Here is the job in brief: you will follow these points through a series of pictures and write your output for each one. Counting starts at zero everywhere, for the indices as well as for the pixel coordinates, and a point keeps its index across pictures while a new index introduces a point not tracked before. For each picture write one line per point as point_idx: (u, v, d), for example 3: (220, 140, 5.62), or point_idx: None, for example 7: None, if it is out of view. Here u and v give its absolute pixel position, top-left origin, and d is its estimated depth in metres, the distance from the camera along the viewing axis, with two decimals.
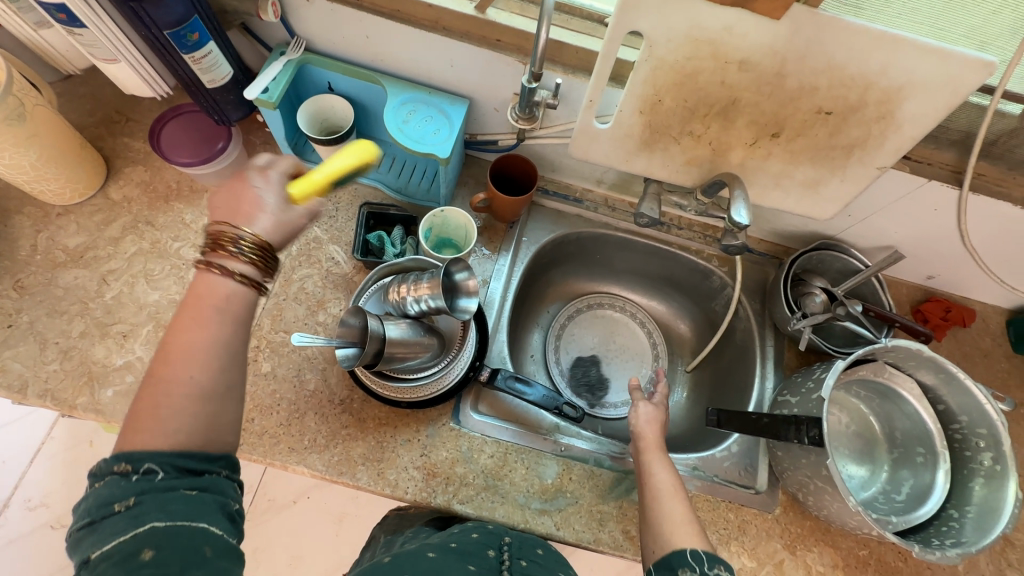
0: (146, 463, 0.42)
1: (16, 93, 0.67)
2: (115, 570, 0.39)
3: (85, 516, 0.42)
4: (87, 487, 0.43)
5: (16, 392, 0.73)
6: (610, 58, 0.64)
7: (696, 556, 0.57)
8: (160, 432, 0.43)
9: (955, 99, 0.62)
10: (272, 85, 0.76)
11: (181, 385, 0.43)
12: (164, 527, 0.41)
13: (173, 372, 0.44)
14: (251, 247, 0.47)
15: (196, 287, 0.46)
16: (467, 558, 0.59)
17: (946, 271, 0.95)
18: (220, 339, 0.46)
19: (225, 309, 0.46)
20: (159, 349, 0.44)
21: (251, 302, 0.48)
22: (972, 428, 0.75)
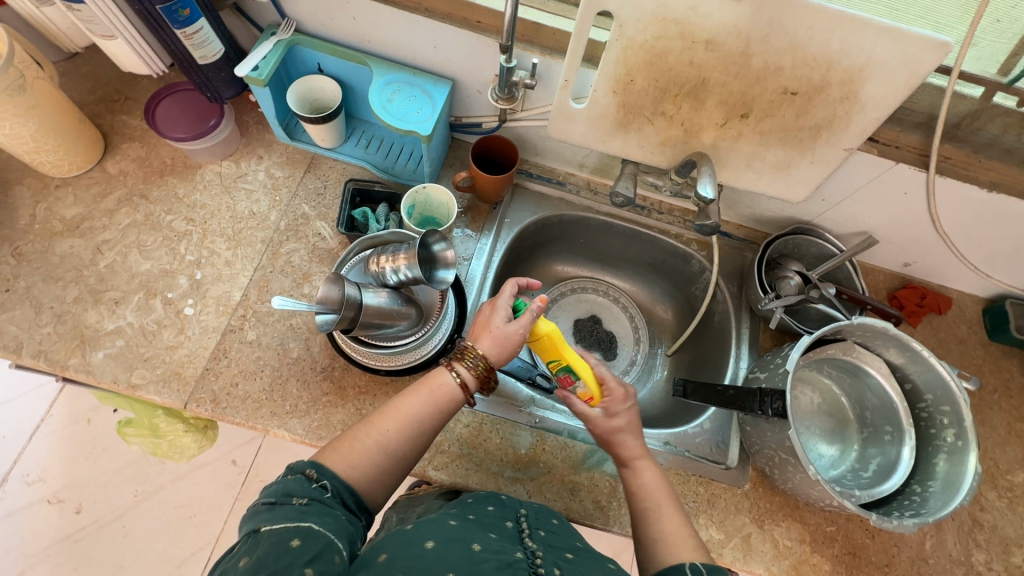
0: (325, 479, 0.56)
1: (18, 65, 0.71)
2: (272, 547, 0.48)
3: (268, 498, 0.53)
4: (273, 486, 0.56)
5: (11, 351, 0.76)
6: (582, 37, 0.67)
7: (693, 569, 0.56)
8: (350, 459, 0.60)
9: (915, 79, 0.63)
10: (261, 63, 0.79)
11: (380, 435, 0.62)
12: (317, 527, 0.50)
13: (381, 423, 0.63)
14: (479, 364, 0.67)
15: (433, 374, 0.67)
16: (487, 528, 0.57)
17: (922, 258, 0.96)
18: (427, 420, 0.64)
19: (440, 396, 0.66)
20: (387, 405, 0.65)
21: (457, 397, 0.67)
22: (937, 406, 0.76)
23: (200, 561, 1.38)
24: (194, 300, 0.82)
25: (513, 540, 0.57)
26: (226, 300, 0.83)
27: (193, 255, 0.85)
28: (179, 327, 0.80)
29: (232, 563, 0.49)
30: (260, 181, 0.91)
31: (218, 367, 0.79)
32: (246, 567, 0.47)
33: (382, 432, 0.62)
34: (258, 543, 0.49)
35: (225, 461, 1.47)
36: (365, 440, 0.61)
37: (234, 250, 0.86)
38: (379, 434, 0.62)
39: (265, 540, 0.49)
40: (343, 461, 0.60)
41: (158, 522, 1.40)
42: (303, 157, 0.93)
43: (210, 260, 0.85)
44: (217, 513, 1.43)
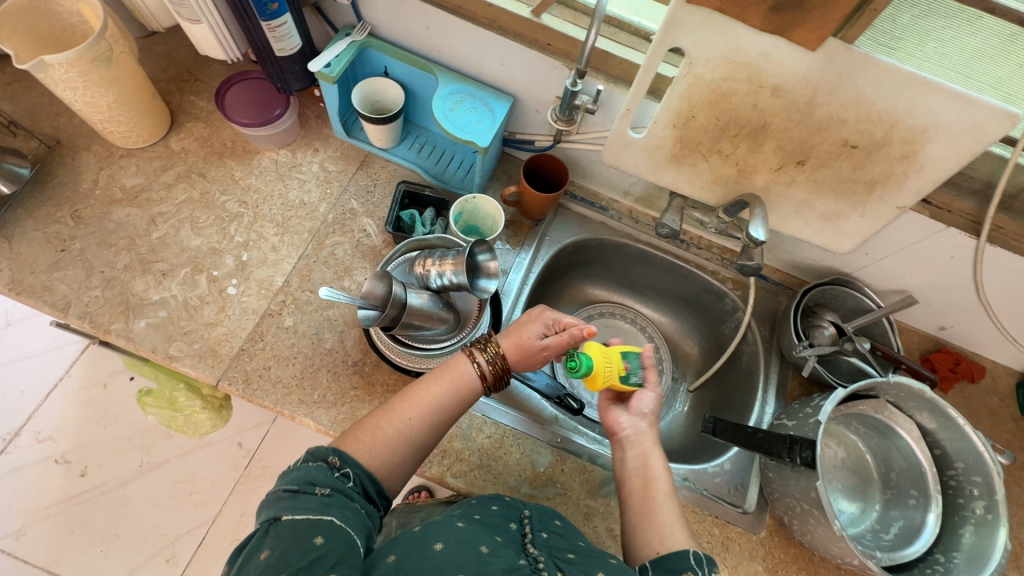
0: (347, 467, 0.57)
1: (108, 39, 0.74)
2: (294, 542, 0.48)
3: (290, 485, 0.53)
4: (294, 468, 0.56)
5: (59, 310, 0.78)
6: (650, 70, 0.68)
7: (697, 557, 0.56)
8: (373, 443, 0.61)
9: (978, 146, 0.64)
10: (334, 61, 0.82)
11: (401, 421, 0.63)
12: (338, 523, 0.50)
13: (402, 408, 0.64)
14: (498, 359, 0.69)
15: (454, 362, 0.69)
16: (492, 530, 0.57)
17: (959, 323, 0.95)
18: (448, 407, 0.66)
19: (460, 382, 0.67)
20: (407, 388, 0.67)
21: (477, 389, 0.68)
22: (967, 475, 0.75)
23: (194, 540, 1.38)
24: (238, 281, 0.84)
25: (517, 546, 0.57)
26: (268, 284, 0.84)
27: (242, 237, 0.87)
28: (220, 305, 0.82)
29: (255, 549, 0.49)
30: (314, 173, 0.93)
31: (253, 349, 0.80)
32: (269, 559, 0.47)
33: (402, 416, 0.63)
34: (281, 533, 0.49)
35: (231, 442, 1.48)
36: (386, 428, 0.62)
37: (282, 237, 0.88)
38: (400, 421, 0.63)
39: (289, 532, 0.49)
40: (365, 449, 0.60)
41: (158, 495, 1.41)
42: (357, 154, 0.96)
43: (257, 244, 0.87)
44: (217, 494, 1.43)
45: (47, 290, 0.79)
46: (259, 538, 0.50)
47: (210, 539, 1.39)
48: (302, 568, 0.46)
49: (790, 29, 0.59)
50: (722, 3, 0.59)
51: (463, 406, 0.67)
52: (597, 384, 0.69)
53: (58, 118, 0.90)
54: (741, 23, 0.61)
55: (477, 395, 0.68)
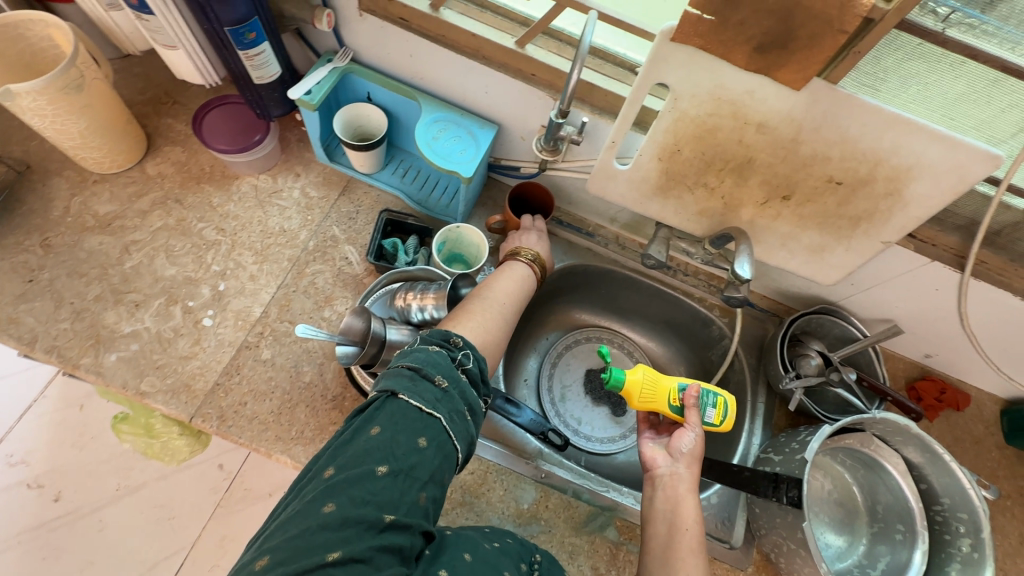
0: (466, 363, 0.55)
1: (80, 66, 0.71)
2: (403, 434, 0.48)
3: (415, 364, 0.52)
4: (416, 346, 0.55)
5: (25, 343, 0.75)
6: (636, 105, 0.68)
7: None
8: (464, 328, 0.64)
9: (962, 185, 0.63)
10: (315, 88, 0.80)
11: (480, 310, 0.67)
12: (444, 427, 0.50)
13: (478, 301, 0.68)
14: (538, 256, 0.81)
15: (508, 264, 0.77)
16: (513, 560, 0.58)
17: (944, 352, 0.95)
18: (517, 296, 0.73)
19: (518, 274, 0.76)
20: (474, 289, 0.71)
21: (531, 280, 0.78)
22: (954, 512, 0.74)
23: (172, 566, 1.34)
24: (214, 311, 0.81)
25: None
26: (245, 315, 0.82)
27: (219, 265, 0.85)
28: (195, 337, 0.79)
29: (368, 414, 0.49)
30: (295, 199, 0.91)
31: (229, 383, 0.77)
32: (378, 437, 0.47)
33: (489, 305, 0.68)
34: (393, 413, 0.49)
35: (211, 464, 1.44)
36: (476, 310, 0.67)
37: (261, 265, 0.86)
38: (481, 312, 0.67)
39: (402, 415, 0.49)
40: (468, 329, 0.64)
41: (135, 520, 1.37)
42: (339, 179, 0.94)
43: (235, 273, 0.84)
44: (196, 518, 1.39)
45: (12, 322, 0.76)
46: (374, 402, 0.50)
47: (189, 565, 1.35)
48: (402, 468, 0.47)
49: (775, 69, 0.59)
50: (706, 43, 0.58)
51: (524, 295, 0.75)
52: (632, 401, 0.76)
53: (28, 142, 0.87)
54: (726, 62, 0.60)
55: (534, 286, 0.78)
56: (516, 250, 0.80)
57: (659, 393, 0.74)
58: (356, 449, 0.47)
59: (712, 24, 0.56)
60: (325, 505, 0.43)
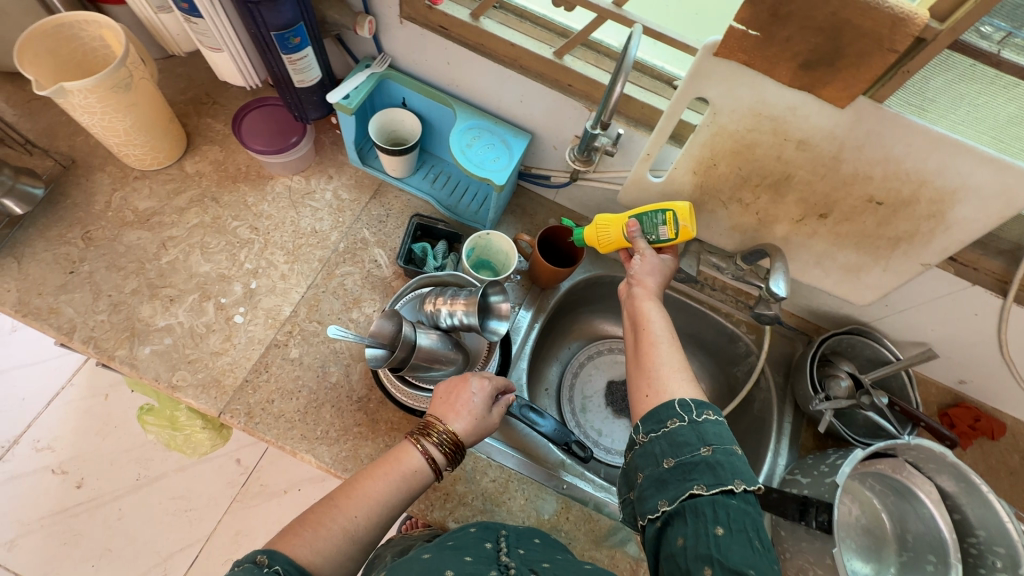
0: (276, 563, 0.49)
1: (129, 66, 0.74)
2: None
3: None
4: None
5: (64, 333, 0.77)
6: (673, 118, 0.67)
7: (682, 404, 0.53)
8: (315, 538, 0.53)
9: (1009, 211, 0.62)
10: (353, 92, 0.81)
11: (346, 520, 0.54)
12: None
13: (345, 505, 0.55)
14: (448, 441, 0.61)
15: (398, 454, 0.60)
16: (462, 552, 0.55)
17: (980, 378, 0.92)
18: (394, 505, 0.58)
19: (407, 475, 0.59)
20: (347, 481, 0.58)
21: (426, 475, 0.60)
22: (990, 546, 0.72)
23: (187, 558, 1.36)
24: (245, 309, 0.83)
25: (491, 562, 0.55)
26: (275, 313, 0.83)
27: (252, 263, 0.86)
28: (226, 334, 0.81)
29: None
30: (327, 201, 0.92)
31: (257, 381, 0.78)
32: None
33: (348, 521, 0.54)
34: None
35: (229, 459, 1.46)
36: (329, 525, 0.54)
37: (291, 265, 0.87)
38: (342, 521, 0.54)
39: None
40: (307, 547, 0.52)
41: (153, 510, 1.39)
42: (371, 182, 0.95)
43: (266, 272, 0.86)
44: (212, 511, 1.40)
45: (53, 312, 0.78)
46: None
47: (203, 558, 1.36)
48: None
49: (819, 86, 0.58)
50: (750, 58, 0.58)
51: (412, 498, 0.59)
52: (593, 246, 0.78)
53: (74, 137, 0.90)
54: (769, 78, 0.60)
55: (428, 483, 0.61)
56: (424, 425, 0.62)
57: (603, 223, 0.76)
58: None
59: (757, 40, 0.56)
60: None
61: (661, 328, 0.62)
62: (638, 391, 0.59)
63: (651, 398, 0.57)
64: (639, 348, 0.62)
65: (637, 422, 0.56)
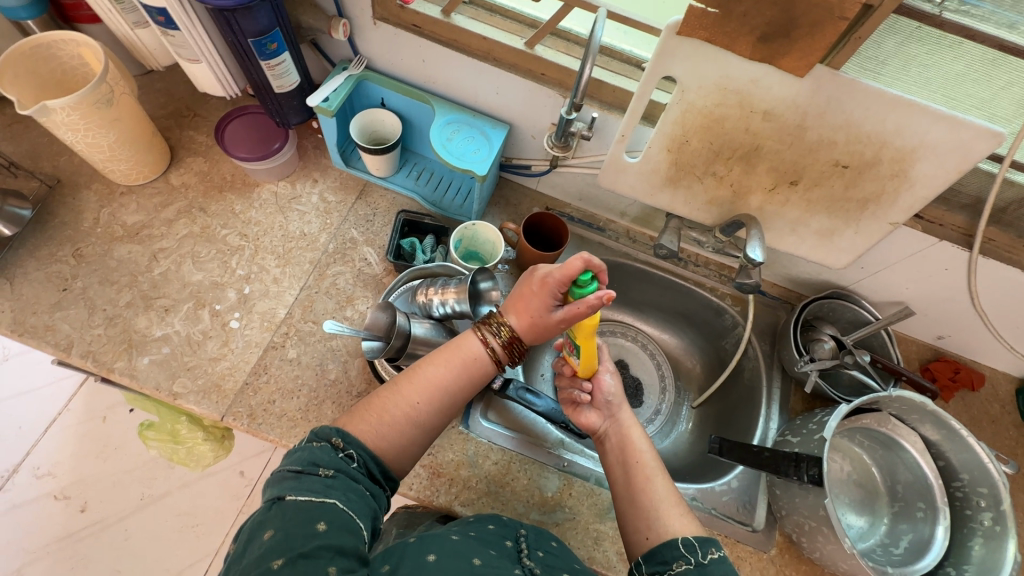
0: (352, 449, 0.57)
1: (109, 82, 0.75)
2: (297, 523, 0.49)
3: (295, 465, 0.54)
4: (297, 449, 0.57)
5: (62, 349, 0.78)
6: (643, 99, 0.70)
7: (685, 543, 0.57)
8: (378, 425, 0.61)
9: (965, 164, 0.65)
10: (332, 95, 0.83)
11: (408, 405, 0.63)
12: (340, 505, 0.51)
13: (409, 391, 0.63)
14: (507, 336, 0.68)
15: (463, 341, 0.68)
16: (488, 544, 0.59)
17: (956, 332, 0.95)
18: (453, 388, 0.65)
19: (468, 362, 0.67)
20: (411, 368, 0.66)
21: (484, 366, 0.68)
22: (974, 487, 0.75)
23: (198, 572, 1.36)
24: (241, 314, 0.84)
25: (512, 560, 0.58)
26: (270, 316, 0.84)
27: (244, 270, 0.87)
28: (223, 339, 0.82)
29: (258, 525, 0.50)
30: (313, 204, 0.94)
31: (257, 383, 0.80)
32: (272, 540, 0.48)
33: (413, 403, 0.63)
34: (283, 511, 0.50)
35: (233, 471, 1.46)
36: (392, 411, 0.62)
37: (283, 268, 0.88)
38: (406, 404, 0.63)
39: (291, 513, 0.49)
40: (372, 431, 0.60)
41: (160, 528, 1.39)
42: (356, 183, 0.96)
43: (259, 276, 0.87)
44: (219, 524, 1.41)
45: (50, 330, 0.79)
46: (265, 514, 0.51)
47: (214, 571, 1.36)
48: (301, 553, 0.46)
49: (778, 57, 0.61)
50: (711, 35, 0.61)
51: (474, 383, 0.67)
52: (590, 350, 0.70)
53: (57, 158, 0.90)
54: (731, 52, 0.63)
55: (490, 372, 0.68)
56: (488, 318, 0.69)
57: (587, 329, 0.65)
58: (252, 561, 0.47)
59: (716, 17, 0.59)
60: None
61: (651, 459, 0.69)
62: (637, 531, 0.63)
63: (650, 540, 0.61)
64: (633, 480, 0.66)
65: (639, 557, 0.60)
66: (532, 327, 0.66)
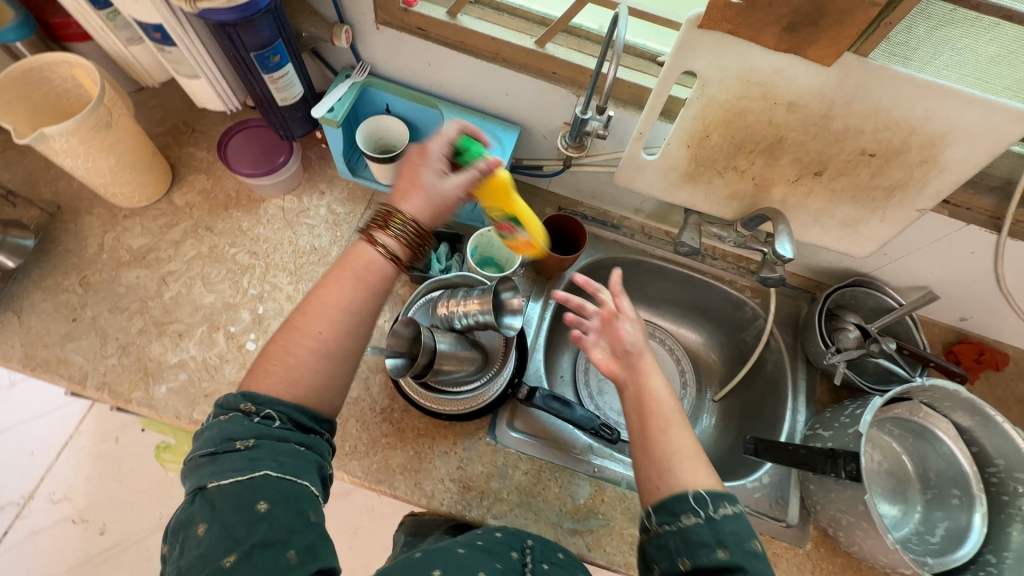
0: (269, 409, 0.50)
1: (106, 103, 0.72)
2: (233, 514, 0.46)
3: (206, 448, 0.49)
4: (208, 425, 0.51)
5: (76, 382, 0.76)
6: (663, 94, 0.68)
7: (698, 498, 0.52)
8: (285, 377, 0.51)
9: (998, 147, 0.63)
10: (337, 104, 0.80)
11: (312, 339, 0.52)
12: (275, 477, 0.48)
13: (307, 326, 0.52)
14: (406, 229, 0.56)
15: (352, 253, 0.56)
16: (494, 557, 0.58)
17: (980, 313, 0.94)
18: (356, 305, 0.54)
19: (368, 275, 0.55)
20: (304, 301, 0.54)
21: (388, 271, 0.56)
22: (1010, 473, 0.75)
23: None
24: (256, 335, 0.82)
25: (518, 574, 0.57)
26: None
27: (256, 289, 0.85)
28: (240, 362, 0.80)
29: (186, 520, 0.47)
30: (322, 217, 0.91)
31: None
32: (208, 535, 0.45)
33: (308, 341, 0.52)
34: (209, 501, 0.46)
35: None
36: (295, 351, 0.52)
37: (296, 285, 0.86)
38: (309, 339, 0.52)
39: (223, 504, 0.46)
40: (280, 382, 0.51)
41: None
42: (364, 193, 0.94)
43: (272, 295, 0.85)
44: None
45: (62, 362, 0.77)
46: (194, 504, 0.48)
47: None
48: (250, 546, 0.44)
49: (805, 47, 0.59)
50: (734, 27, 0.59)
51: (382, 296, 0.56)
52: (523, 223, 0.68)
53: (56, 183, 0.88)
54: (755, 43, 0.60)
55: (393, 276, 0.57)
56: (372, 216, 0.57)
57: (501, 194, 0.64)
58: (191, 559, 0.45)
59: (739, 8, 0.56)
60: None
61: (669, 404, 0.59)
62: (648, 481, 0.55)
63: (663, 490, 0.54)
64: (647, 432, 0.58)
65: (648, 508, 0.55)
66: (428, 201, 0.58)
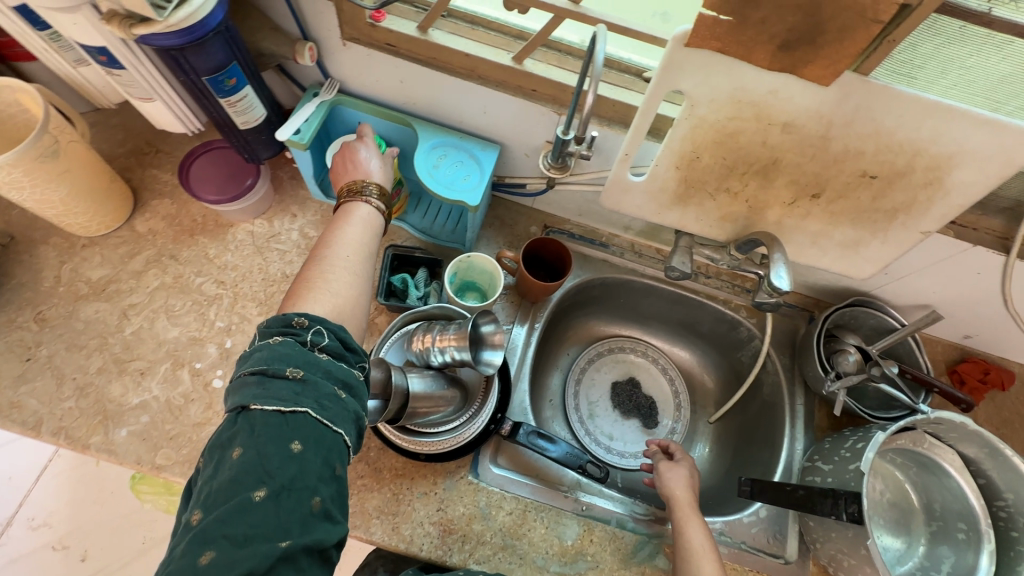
0: (320, 327, 0.51)
1: (52, 130, 0.67)
2: (269, 445, 0.44)
3: (257, 367, 0.47)
4: (257, 346, 0.50)
5: (30, 428, 0.71)
6: (649, 114, 0.63)
7: None
8: (327, 295, 0.55)
9: (1008, 169, 0.59)
10: (303, 125, 0.75)
11: (342, 261, 0.59)
12: (315, 417, 0.46)
13: (333, 254, 0.60)
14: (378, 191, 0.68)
15: (349, 210, 0.65)
16: None
17: (985, 332, 0.90)
18: (366, 242, 0.64)
19: (368, 222, 0.65)
20: (317, 244, 0.61)
21: (380, 222, 0.68)
22: (1019, 508, 0.71)
23: None
24: (224, 372, 0.78)
25: None
26: None
27: (223, 321, 0.80)
28: (207, 402, 0.75)
29: (224, 441, 0.45)
30: (294, 241, 0.87)
31: None
32: (240, 462, 0.43)
33: (329, 266, 0.58)
34: (251, 426, 0.44)
35: None
36: (328, 276, 0.57)
37: (266, 316, 0.82)
38: (339, 263, 0.59)
39: (263, 429, 0.44)
40: (324, 302, 0.54)
41: None
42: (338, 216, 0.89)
43: (240, 327, 0.80)
44: None
45: (15, 407, 0.72)
46: (230, 426, 0.46)
47: None
48: (279, 487, 0.42)
49: (801, 66, 0.54)
50: (724, 45, 0.54)
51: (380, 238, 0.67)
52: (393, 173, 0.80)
53: (10, 211, 0.83)
54: (746, 62, 0.56)
55: (383, 226, 0.68)
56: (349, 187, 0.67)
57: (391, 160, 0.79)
58: (220, 482, 0.42)
59: (729, 26, 0.51)
60: (200, 557, 0.39)
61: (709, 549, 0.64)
62: None
63: None
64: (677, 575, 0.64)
65: None
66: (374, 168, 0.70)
